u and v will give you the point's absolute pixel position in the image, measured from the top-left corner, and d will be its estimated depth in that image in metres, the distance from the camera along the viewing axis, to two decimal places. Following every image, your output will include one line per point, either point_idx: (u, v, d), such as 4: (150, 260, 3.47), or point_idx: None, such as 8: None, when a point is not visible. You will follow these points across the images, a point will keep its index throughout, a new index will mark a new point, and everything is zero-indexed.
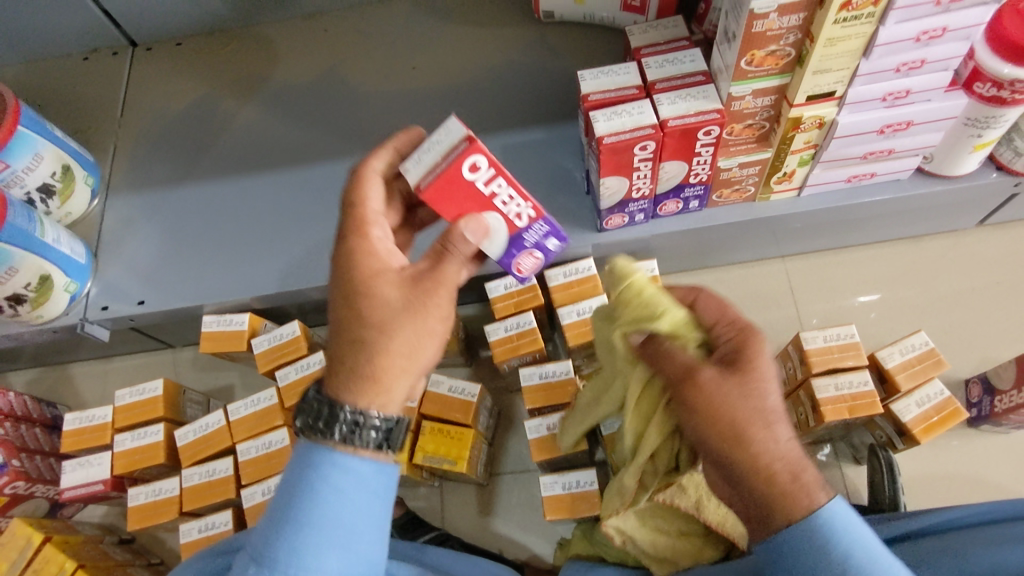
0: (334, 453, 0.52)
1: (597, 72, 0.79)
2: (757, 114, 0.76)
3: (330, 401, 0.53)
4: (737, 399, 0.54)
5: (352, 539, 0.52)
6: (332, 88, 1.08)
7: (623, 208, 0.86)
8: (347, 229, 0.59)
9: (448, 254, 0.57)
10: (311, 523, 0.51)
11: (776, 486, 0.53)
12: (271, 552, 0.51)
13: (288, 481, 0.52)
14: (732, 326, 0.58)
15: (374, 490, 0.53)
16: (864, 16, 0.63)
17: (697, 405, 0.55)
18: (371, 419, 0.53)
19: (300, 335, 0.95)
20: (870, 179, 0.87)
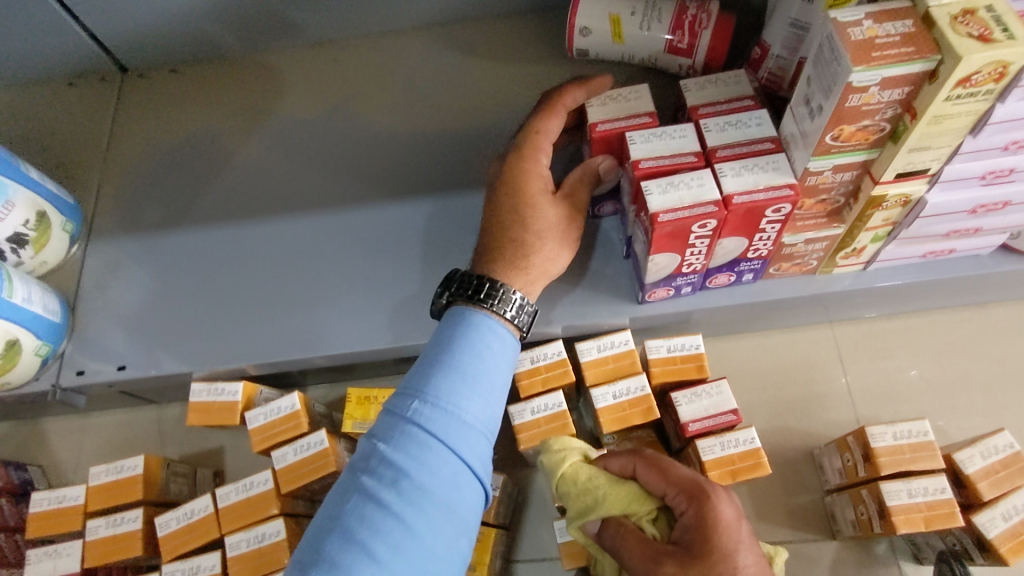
0: (452, 388, 0.60)
1: (648, 134, 0.69)
2: (833, 189, 0.66)
3: (488, 280, 0.67)
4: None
5: (467, 453, 0.58)
6: (340, 127, 0.98)
7: (669, 282, 0.76)
8: (521, 150, 0.75)
9: (585, 182, 0.76)
10: (438, 423, 0.58)
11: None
12: (399, 430, 0.58)
13: (399, 413, 0.59)
14: (680, 502, 0.60)
15: (489, 421, 0.61)
16: (981, 93, 0.53)
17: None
18: (513, 294, 0.67)
19: (300, 409, 0.84)
20: (948, 255, 0.77)
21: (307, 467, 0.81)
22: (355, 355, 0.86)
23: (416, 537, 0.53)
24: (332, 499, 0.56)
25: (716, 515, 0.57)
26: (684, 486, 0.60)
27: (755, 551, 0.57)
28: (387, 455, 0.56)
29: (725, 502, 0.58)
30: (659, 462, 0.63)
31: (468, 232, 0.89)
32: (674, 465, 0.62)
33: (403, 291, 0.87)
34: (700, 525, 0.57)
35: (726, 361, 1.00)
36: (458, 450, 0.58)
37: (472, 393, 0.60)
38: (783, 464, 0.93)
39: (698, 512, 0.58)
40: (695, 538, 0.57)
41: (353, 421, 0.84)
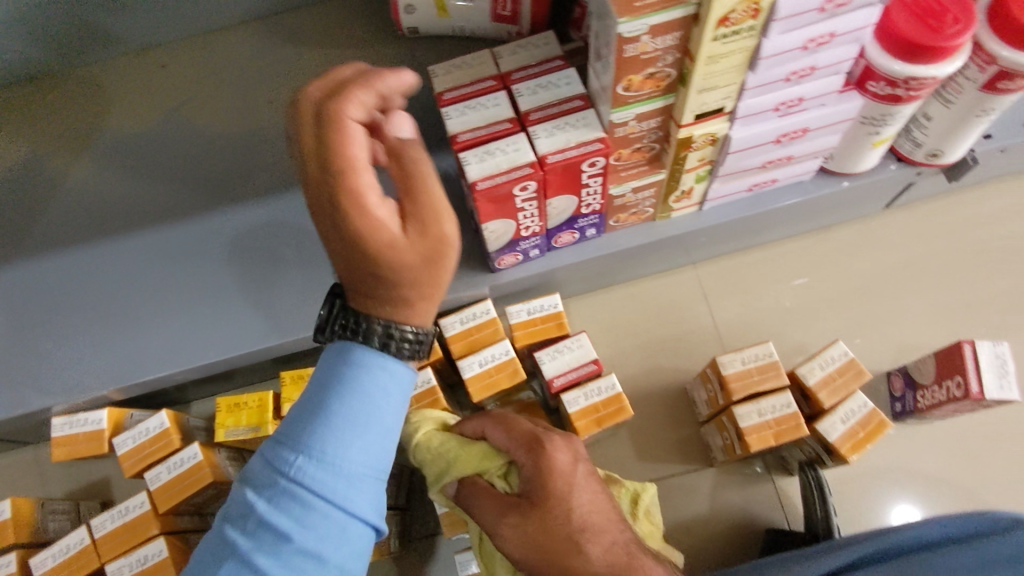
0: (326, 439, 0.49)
1: (464, 106, 0.69)
2: (644, 137, 0.68)
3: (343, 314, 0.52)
4: (539, 531, 0.56)
5: (359, 504, 0.50)
6: (176, 134, 0.95)
7: (514, 247, 0.78)
8: None
9: None
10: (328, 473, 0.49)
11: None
12: (275, 486, 0.49)
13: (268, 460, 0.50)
14: (522, 452, 0.61)
15: (380, 463, 0.52)
16: (745, 30, 0.55)
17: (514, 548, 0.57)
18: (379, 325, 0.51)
19: (170, 426, 0.83)
20: (772, 186, 0.82)
21: (183, 483, 0.80)
22: (220, 365, 0.85)
23: None
24: (201, 555, 0.49)
25: (550, 460, 0.59)
26: (526, 439, 0.62)
27: (589, 491, 0.58)
28: (262, 510, 0.48)
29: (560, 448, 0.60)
30: (507, 422, 0.65)
31: (320, 225, 0.88)
32: (519, 422, 0.64)
33: (261, 293, 0.86)
34: (539, 474, 0.59)
35: (599, 315, 1.03)
36: (352, 499, 0.50)
37: (354, 438, 0.50)
38: (662, 404, 0.98)
39: (536, 458, 0.60)
40: (533, 486, 0.58)
41: (226, 429, 0.83)
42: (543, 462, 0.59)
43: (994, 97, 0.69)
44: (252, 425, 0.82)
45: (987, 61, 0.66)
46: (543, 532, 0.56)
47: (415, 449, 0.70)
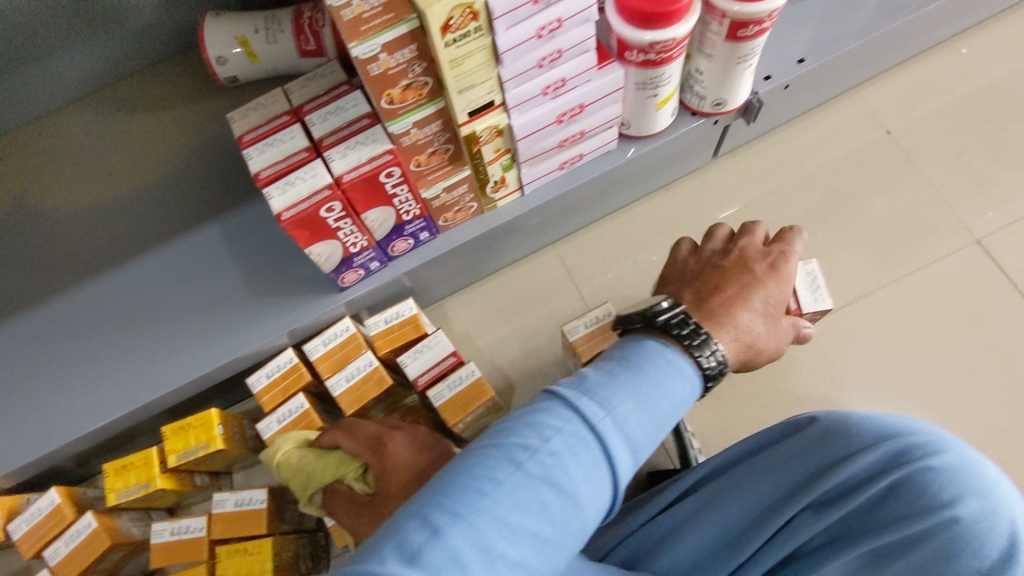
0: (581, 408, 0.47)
1: (262, 144, 0.73)
2: (434, 141, 0.73)
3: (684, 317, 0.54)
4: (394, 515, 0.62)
5: (518, 526, 0.41)
6: (22, 221, 0.97)
7: (351, 264, 0.82)
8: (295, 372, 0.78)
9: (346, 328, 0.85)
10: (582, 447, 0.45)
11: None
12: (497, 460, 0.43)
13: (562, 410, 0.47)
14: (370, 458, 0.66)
15: (585, 491, 0.44)
16: (473, 31, 0.61)
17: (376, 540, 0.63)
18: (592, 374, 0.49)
19: (62, 501, 0.85)
20: (582, 160, 0.88)
21: (82, 552, 0.82)
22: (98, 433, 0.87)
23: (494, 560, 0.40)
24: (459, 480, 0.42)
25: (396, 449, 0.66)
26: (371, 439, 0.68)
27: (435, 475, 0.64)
28: (457, 473, 0.43)
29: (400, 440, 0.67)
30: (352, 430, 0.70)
31: (174, 280, 0.91)
32: (359, 426, 0.70)
33: (127, 356, 0.89)
34: (385, 473, 0.64)
35: (472, 310, 1.08)
36: (499, 507, 0.41)
37: (580, 445, 0.44)
38: (542, 379, 1.03)
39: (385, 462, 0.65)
40: (383, 483, 0.65)
41: (117, 492, 0.85)
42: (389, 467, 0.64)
43: (741, 46, 0.77)
44: (141, 483, 0.85)
45: (720, 16, 0.73)
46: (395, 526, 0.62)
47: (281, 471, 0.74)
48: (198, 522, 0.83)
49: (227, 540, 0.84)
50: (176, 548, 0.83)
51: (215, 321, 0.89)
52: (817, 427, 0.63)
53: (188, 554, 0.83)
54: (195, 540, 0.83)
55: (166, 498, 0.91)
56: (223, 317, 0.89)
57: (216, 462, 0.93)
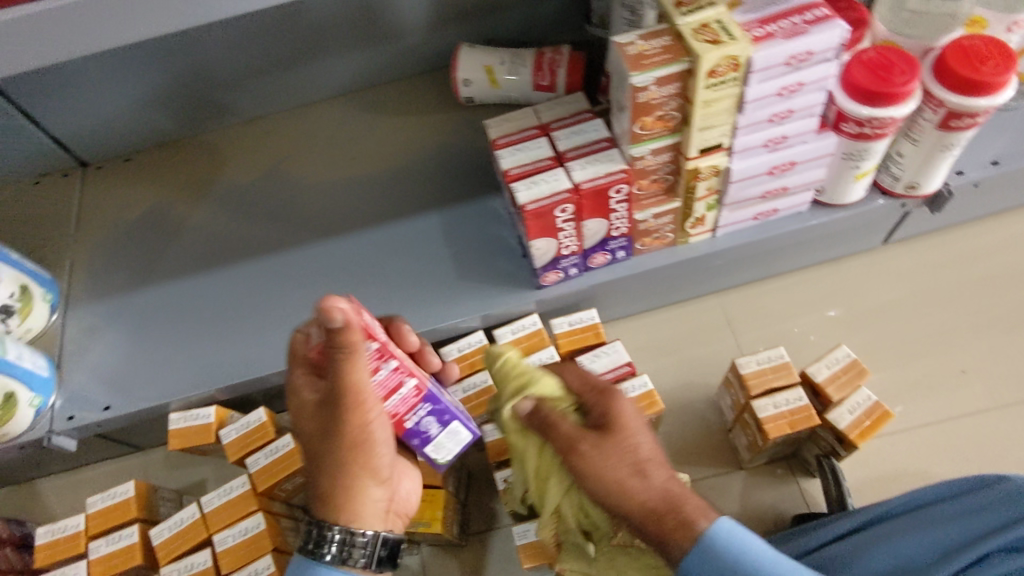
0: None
1: (514, 149, 0.87)
2: (660, 169, 0.85)
3: (315, 525, 0.68)
4: (604, 461, 0.64)
5: None
6: (277, 184, 1.16)
7: (556, 265, 0.94)
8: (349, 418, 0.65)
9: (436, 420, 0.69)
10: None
11: (660, 511, 0.62)
12: None
13: None
14: (574, 378, 0.72)
15: None
16: (730, 80, 0.72)
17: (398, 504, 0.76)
18: (333, 533, 0.68)
19: (267, 420, 0.99)
20: (775, 214, 0.97)
21: (277, 466, 0.95)
22: None
23: None
24: None
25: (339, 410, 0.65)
26: (587, 389, 0.70)
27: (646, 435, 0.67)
28: None
29: (619, 399, 0.68)
30: (569, 375, 0.73)
31: (394, 254, 1.07)
32: (573, 371, 0.73)
33: None
34: (608, 415, 0.67)
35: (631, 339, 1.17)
36: None
37: None
38: (689, 413, 1.09)
39: (604, 415, 0.67)
40: (607, 420, 0.67)
41: None
42: (605, 442, 0.65)
43: (951, 135, 0.84)
44: None
45: (937, 105, 0.81)
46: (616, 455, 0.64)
47: (497, 370, 0.73)
48: None
49: None
50: None
51: (423, 294, 1.02)
52: (1010, 485, 0.67)
53: None
54: None
55: None
56: (430, 292, 1.02)
57: None
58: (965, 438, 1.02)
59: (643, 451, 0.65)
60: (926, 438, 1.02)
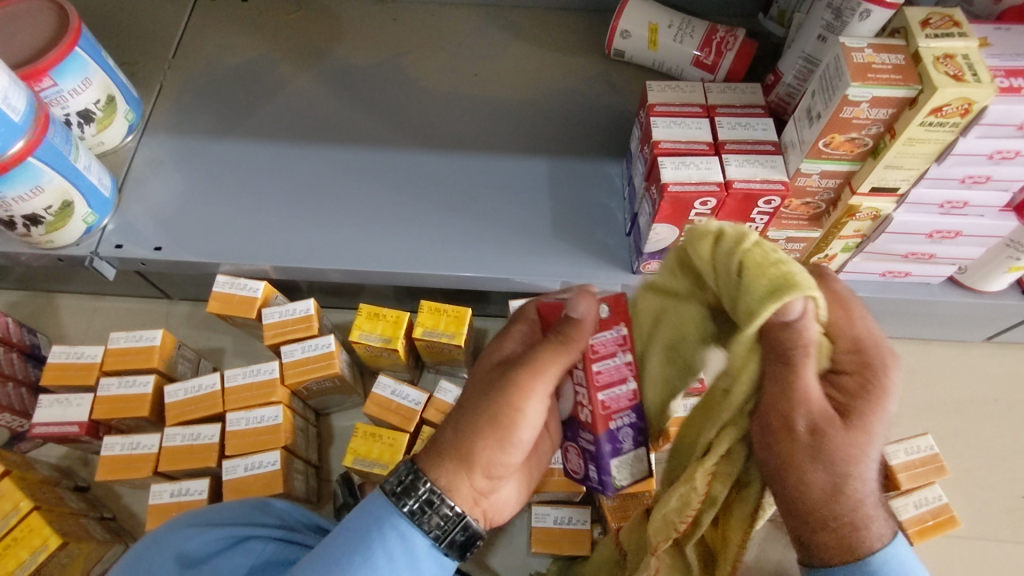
0: (397, 525, 0.54)
1: (670, 121, 0.79)
2: (818, 194, 0.78)
3: (412, 469, 0.55)
4: (814, 456, 0.48)
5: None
6: (391, 76, 1.09)
7: (664, 256, 0.87)
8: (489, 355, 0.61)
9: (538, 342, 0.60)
10: (394, 553, 0.54)
11: (840, 528, 0.50)
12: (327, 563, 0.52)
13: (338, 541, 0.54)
14: (811, 386, 0.48)
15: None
16: (949, 125, 0.64)
17: (498, 505, 0.61)
18: (426, 486, 0.54)
19: (314, 314, 0.91)
20: (904, 277, 0.90)
21: (312, 364, 0.89)
22: (371, 275, 0.95)
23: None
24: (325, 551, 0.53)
25: (502, 383, 0.55)
26: (868, 360, 0.50)
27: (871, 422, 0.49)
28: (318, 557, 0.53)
29: (885, 379, 0.50)
30: (843, 303, 0.52)
31: (491, 188, 0.99)
32: (862, 318, 0.52)
33: (425, 227, 0.96)
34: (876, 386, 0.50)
35: None
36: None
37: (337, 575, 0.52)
38: None
39: (848, 409, 0.49)
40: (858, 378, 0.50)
41: (362, 331, 0.92)
42: (840, 435, 0.48)
43: None
44: (384, 335, 0.91)
45: None
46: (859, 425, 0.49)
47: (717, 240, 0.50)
48: (419, 397, 0.88)
49: (429, 422, 0.89)
50: (389, 406, 0.88)
51: (511, 238, 0.95)
52: None
53: (397, 416, 0.88)
54: (407, 409, 0.88)
55: (382, 360, 0.96)
56: (519, 239, 0.95)
57: (436, 354, 0.97)
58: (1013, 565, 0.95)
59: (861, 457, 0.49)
60: (974, 553, 0.95)
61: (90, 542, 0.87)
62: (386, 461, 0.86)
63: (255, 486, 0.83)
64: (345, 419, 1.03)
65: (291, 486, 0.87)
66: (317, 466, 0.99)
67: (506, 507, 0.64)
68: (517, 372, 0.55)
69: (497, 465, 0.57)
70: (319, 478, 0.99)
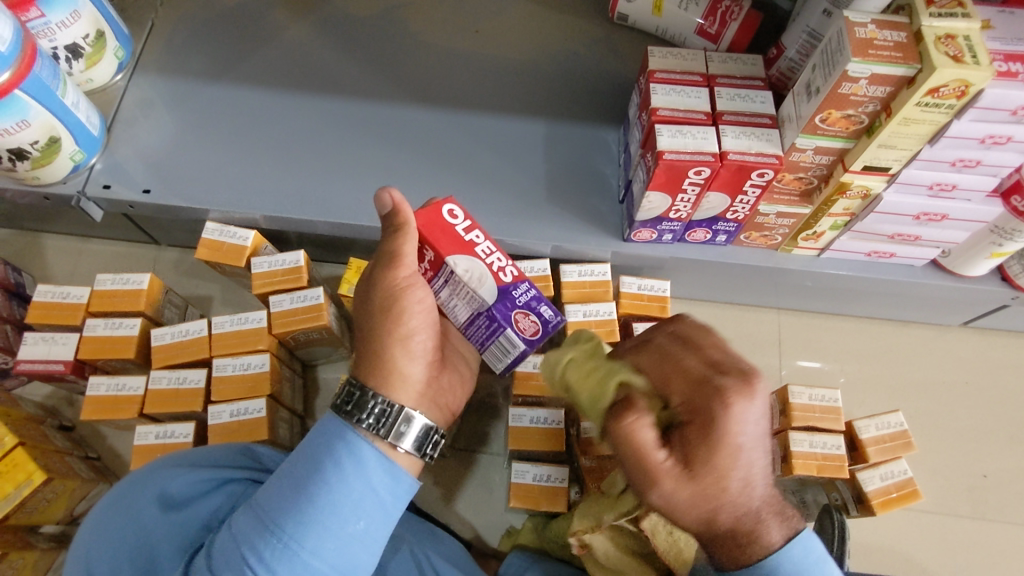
0: (352, 437, 0.55)
1: (669, 89, 0.79)
2: (811, 170, 0.78)
3: (357, 386, 0.58)
4: (692, 505, 0.52)
5: (311, 498, 0.52)
6: (389, 27, 1.07)
7: (656, 225, 0.88)
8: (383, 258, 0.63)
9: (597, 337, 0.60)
10: (348, 467, 0.54)
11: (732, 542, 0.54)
12: (280, 488, 0.53)
13: (290, 472, 0.54)
14: (656, 456, 0.51)
15: (285, 506, 0.52)
16: (945, 106, 0.64)
17: (443, 390, 0.68)
18: (375, 400, 0.57)
19: (303, 265, 0.91)
20: (889, 258, 0.91)
21: (299, 316, 0.89)
22: (362, 230, 0.94)
23: (331, 499, 0.53)
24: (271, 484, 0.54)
25: (388, 292, 0.62)
26: (693, 396, 0.52)
27: (748, 467, 0.52)
28: (269, 492, 0.54)
29: (723, 415, 0.50)
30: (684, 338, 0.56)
31: (486, 148, 0.99)
32: (684, 358, 0.54)
33: (418, 183, 0.96)
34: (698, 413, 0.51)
35: None
36: (279, 502, 0.53)
37: (289, 489, 0.53)
38: None
39: (693, 462, 0.51)
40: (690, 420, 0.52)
41: (350, 286, 0.92)
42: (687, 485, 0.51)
43: None
44: None
45: None
46: (699, 452, 0.51)
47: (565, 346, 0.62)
48: None
49: None
50: None
51: (504, 200, 0.95)
52: None
53: None
54: None
55: None
56: (512, 201, 0.95)
57: None
58: (971, 541, 0.98)
59: (732, 482, 0.52)
60: (933, 527, 0.99)
61: (74, 479, 0.88)
62: None
63: (240, 432, 0.84)
64: (330, 372, 1.04)
65: (275, 434, 0.88)
66: (301, 416, 1.00)
67: (452, 398, 0.70)
68: (382, 272, 0.62)
69: (414, 341, 0.62)
70: (303, 428, 1.00)
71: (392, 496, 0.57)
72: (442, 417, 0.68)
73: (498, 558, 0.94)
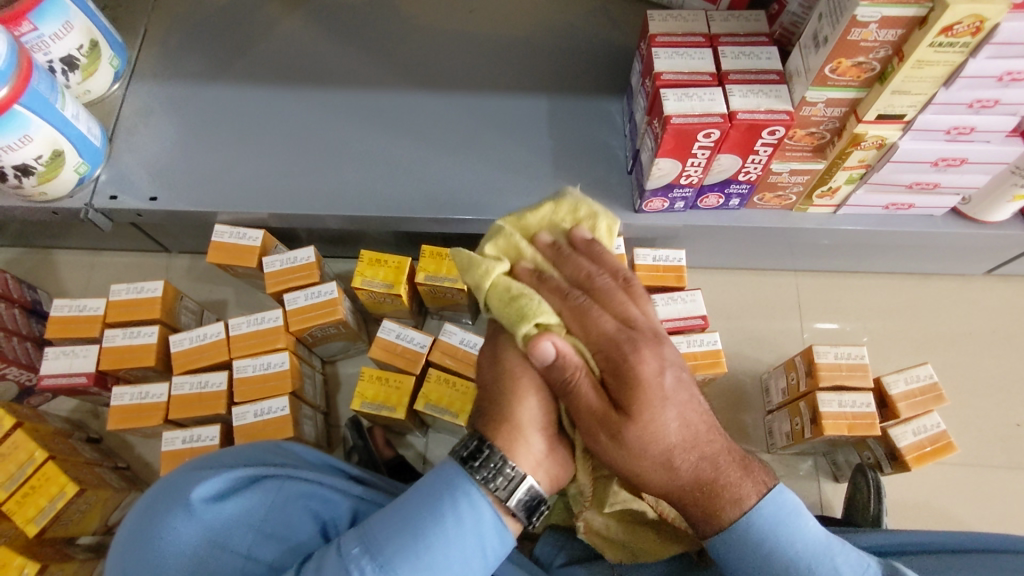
0: (470, 489, 0.53)
1: (672, 52, 0.77)
2: (822, 123, 0.77)
3: (481, 437, 0.54)
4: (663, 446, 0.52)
5: (426, 549, 0.51)
6: (380, 15, 1.05)
7: (667, 193, 0.86)
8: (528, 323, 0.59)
9: None
10: (465, 520, 0.52)
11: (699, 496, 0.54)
12: (394, 528, 0.52)
13: (407, 514, 0.52)
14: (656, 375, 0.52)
15: (398, 550, 0.51)
16: (959, 44, 0.62)
17: (562, 464, 0.58)
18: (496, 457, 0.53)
19: (315, 261, 0.91)
20: (908, 209, 0.90)
21: (316, 311, 0.88)
22: (371, 221, 0.94)
23: (444, 554, 0.51)
24: (383, 524, 0.52)
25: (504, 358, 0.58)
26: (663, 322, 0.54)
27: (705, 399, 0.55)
28: (377, 524, 0.52)
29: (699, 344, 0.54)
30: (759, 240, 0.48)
31: (489, 130, 0.98)
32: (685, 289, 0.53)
33: (422, 170, 0.95)
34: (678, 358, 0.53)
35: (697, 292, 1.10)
36: (394, 551, 0.51)
37: (408, 535, 0.51)
38: (735, 382, 1.04)
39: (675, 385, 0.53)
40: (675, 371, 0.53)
41: (363, 278, 0.91)
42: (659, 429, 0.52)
43: None
44: (387, 281, 0.90)
45: None
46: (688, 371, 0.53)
47: None
48: (424, 340, 0.88)
49: (432, 363, 0.89)
50: (394, 350, 0.88)
51: (511, 178, 0.94)
52: None
53: (402, 359, 0.88)
54: (412, 352, 0.88)
55: (385, 306, 0.96)
56: (519, 180, 0.94)
57: (439, 299, 0.98)
58: (1011, 489, 0.97)
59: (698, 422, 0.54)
60: (968, 479, 0.98)
61: (107, 489, 0.89)
62: (394, 404, 0.87)
63: (266, 432, 0.84)
64: (351, 366, 1.04)
65: (301, 431, 0.88)
66: (325, 412, 1.00)
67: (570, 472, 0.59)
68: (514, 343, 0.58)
69: (540, 417, 0.56)
70: (328, 423, 1.01)
71: (496, 555, 0.54)
72: (557, 486, 0.58)
73: (532, 539, 0.94)
